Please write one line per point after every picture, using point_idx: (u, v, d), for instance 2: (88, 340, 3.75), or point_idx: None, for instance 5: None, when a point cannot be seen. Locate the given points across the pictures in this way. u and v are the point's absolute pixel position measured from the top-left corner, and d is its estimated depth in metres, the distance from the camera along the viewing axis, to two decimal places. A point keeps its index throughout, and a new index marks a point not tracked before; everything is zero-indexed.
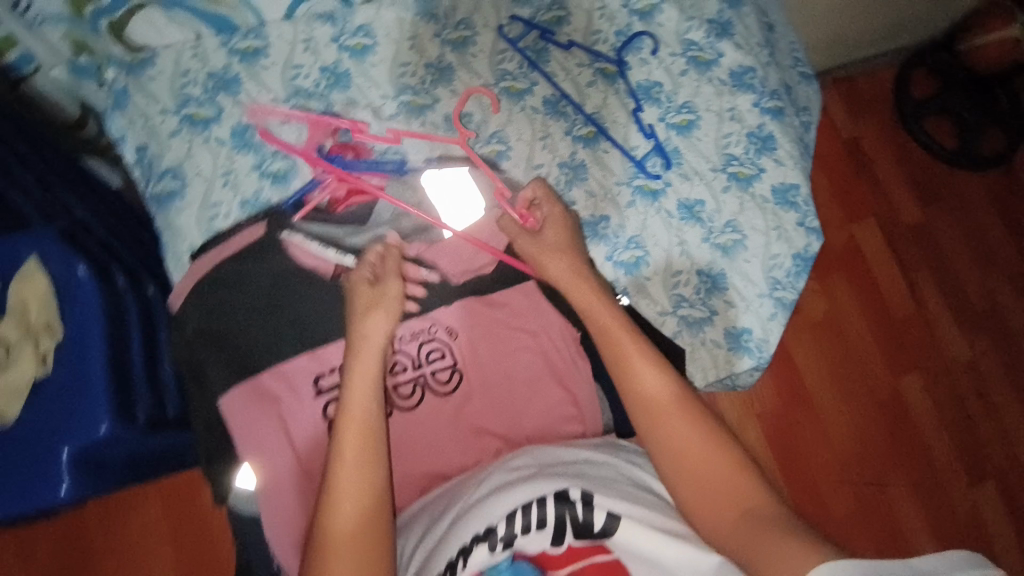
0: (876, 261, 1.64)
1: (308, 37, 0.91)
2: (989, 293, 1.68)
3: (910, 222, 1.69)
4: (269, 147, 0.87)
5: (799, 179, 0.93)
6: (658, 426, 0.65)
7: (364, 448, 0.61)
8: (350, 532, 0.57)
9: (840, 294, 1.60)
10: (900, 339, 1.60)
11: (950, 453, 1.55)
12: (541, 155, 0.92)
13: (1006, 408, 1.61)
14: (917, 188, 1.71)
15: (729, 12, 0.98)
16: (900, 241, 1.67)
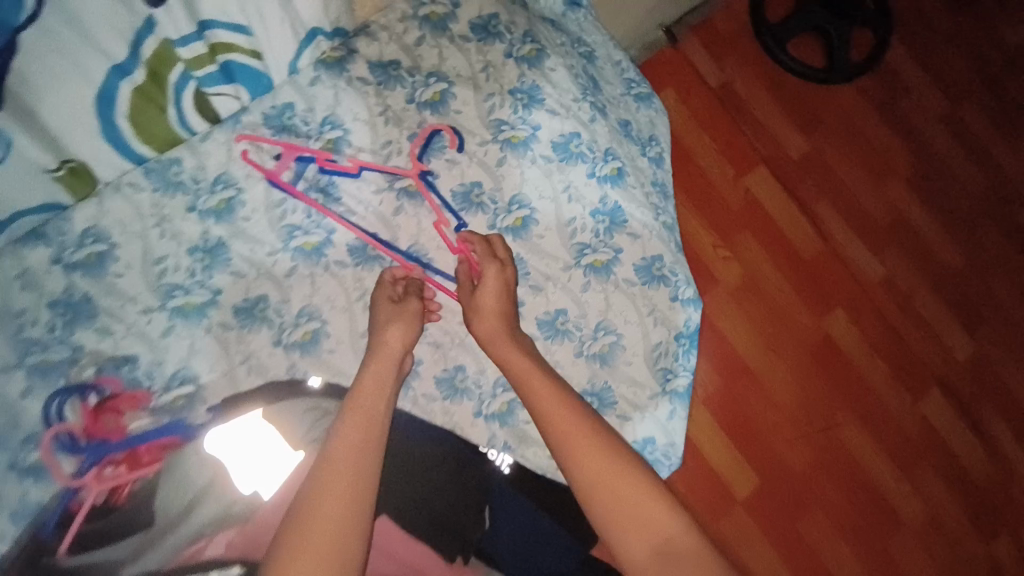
0: (776, 205, 1.42)
1: (20, 271, 0.71)
2: (887, 202, 1.46)
3: (796, 155, 1.46)
4: (16, 435, 0.67)
5: (660, 247, 0.83)
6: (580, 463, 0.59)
7: (356, 463, 0.54)
8: (332, 526, 0.49)
9: (749, 255, 1.38)
10: (812, 274, 1.39)
11: (890, 378, 1.37)
12: (364, 320, 0.77)
13: (936, 318, 1.41)
14: (791, 116, 1.47)
15: (530, 75, 0.84)
16: (791, 179, 1.44)
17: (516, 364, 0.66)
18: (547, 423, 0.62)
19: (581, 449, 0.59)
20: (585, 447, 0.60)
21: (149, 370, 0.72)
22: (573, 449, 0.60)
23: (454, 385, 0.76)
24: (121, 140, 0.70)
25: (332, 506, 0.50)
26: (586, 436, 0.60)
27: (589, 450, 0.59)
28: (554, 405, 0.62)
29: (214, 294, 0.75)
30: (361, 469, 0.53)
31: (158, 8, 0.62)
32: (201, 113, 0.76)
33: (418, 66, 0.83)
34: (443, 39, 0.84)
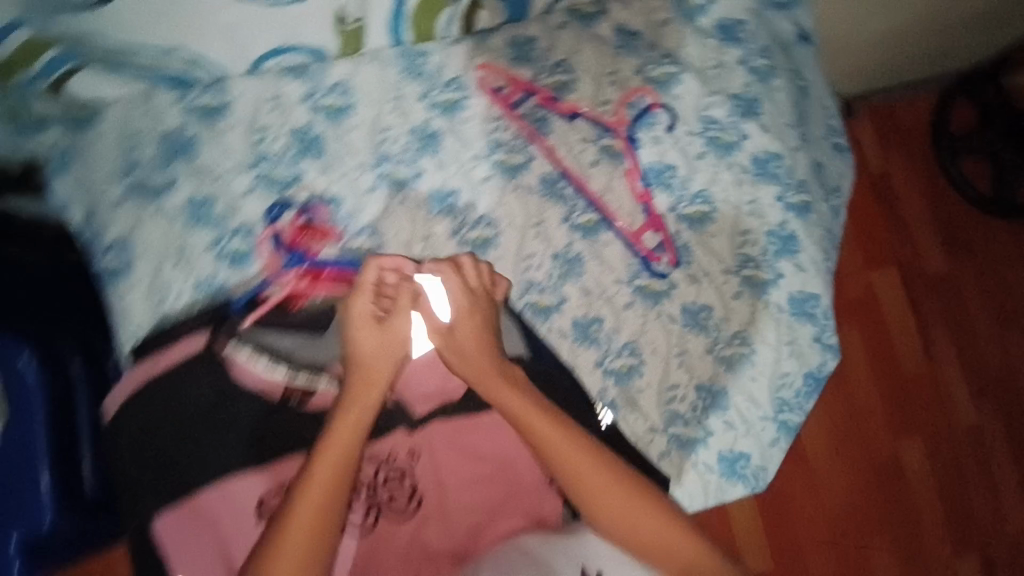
0: (893, 310, 1.38)
1: (275, 95, 0.81)
2: (1003, 357, 1.40)
3: (933, 275, 1.41)
4: (230, 223, 0.78)
5: (820, 289, 0.84)
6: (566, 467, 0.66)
7: (348, 441, 0.61)
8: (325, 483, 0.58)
9: (849, 346, 1.37)
10: (904, 394, 1.36)
11: (942, 525, 1.31)
12: (532, 244, 0.83)
13: (1006, 487, 1.35)
14: (942, 234, 1.42)
15: (757, 86, 0.87)
16: (922, 298, 1.39)
17: (505, 395, 0.68)
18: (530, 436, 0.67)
19: (578, 470, 0.66)
20: (582, 465, 0.66)
21: (347, 215, 0.80)
22: (569, 471, 0.66)
23: (587, 333, 0.81)
24: (394, 25, 0.81)
25: (311, 505, 0.57)
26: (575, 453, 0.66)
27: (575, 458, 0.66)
28: (533, 421, 0.67)
29: (417, 174, 0.83)
30: (348, 460, 0.60)
31: None
32: (463, 21, 0.83)
33: (658, 44, 0.87)
34: (687, 27, 0.88)
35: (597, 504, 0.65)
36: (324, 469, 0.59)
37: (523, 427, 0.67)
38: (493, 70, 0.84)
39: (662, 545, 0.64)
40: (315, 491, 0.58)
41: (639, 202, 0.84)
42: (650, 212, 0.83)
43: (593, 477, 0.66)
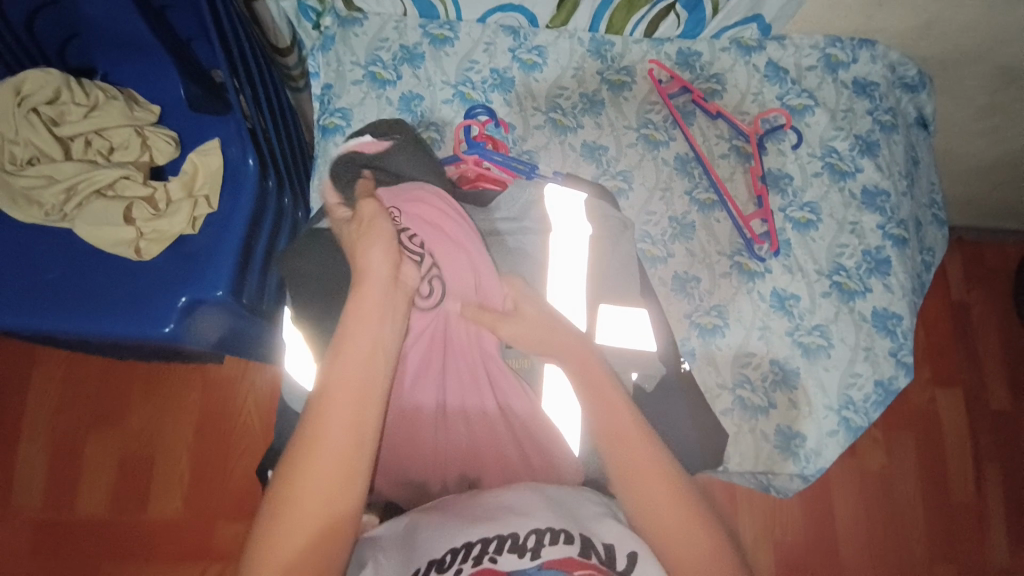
0: (953, 437, 1.36)
1: (489, 42, 1.00)
2: None
3: (997, 411, 1.39)
4: (427, 119, 0.97)
5: (903, 311, 0.93)
6: (640, 488, 0.57)
7: (360, 378, 0.54)
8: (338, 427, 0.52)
9: (899, 460, 1.33)
10: (947, 523, 1.31)
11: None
12: (654, 203, 0.97)
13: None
14: (1015, 370, 1.41)
15: (879, 134, 0.99)
16: (982, 433, 1.37)
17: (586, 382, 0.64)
18: (610, 442, 0.60)
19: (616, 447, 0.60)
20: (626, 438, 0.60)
21: (516, 139, 0.98)
22: (611, 440, 0.60)
23: (684, 286, 0.92)
24: (596, 24, 1.02)
25: (333, 418, 0.52)
26: (660, 470, 0.58)
27: (657, 479, 0.58)
28: (623, 422, 0.61)
29: (577, 126, 0.99)
30: (366, 367, 0.55)
31: None
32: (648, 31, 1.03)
33: (800, 81, 1.01)
34: (827, 76, 1.01)
35: (630, 486, 0.58)
36: (343, 379, 0.54)
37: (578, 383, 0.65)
38: (662, 65, 1.00)
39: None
40: (343, 392, 0.53)
41: (754, 194, 0.97)
42: (764, 203, 0.95)
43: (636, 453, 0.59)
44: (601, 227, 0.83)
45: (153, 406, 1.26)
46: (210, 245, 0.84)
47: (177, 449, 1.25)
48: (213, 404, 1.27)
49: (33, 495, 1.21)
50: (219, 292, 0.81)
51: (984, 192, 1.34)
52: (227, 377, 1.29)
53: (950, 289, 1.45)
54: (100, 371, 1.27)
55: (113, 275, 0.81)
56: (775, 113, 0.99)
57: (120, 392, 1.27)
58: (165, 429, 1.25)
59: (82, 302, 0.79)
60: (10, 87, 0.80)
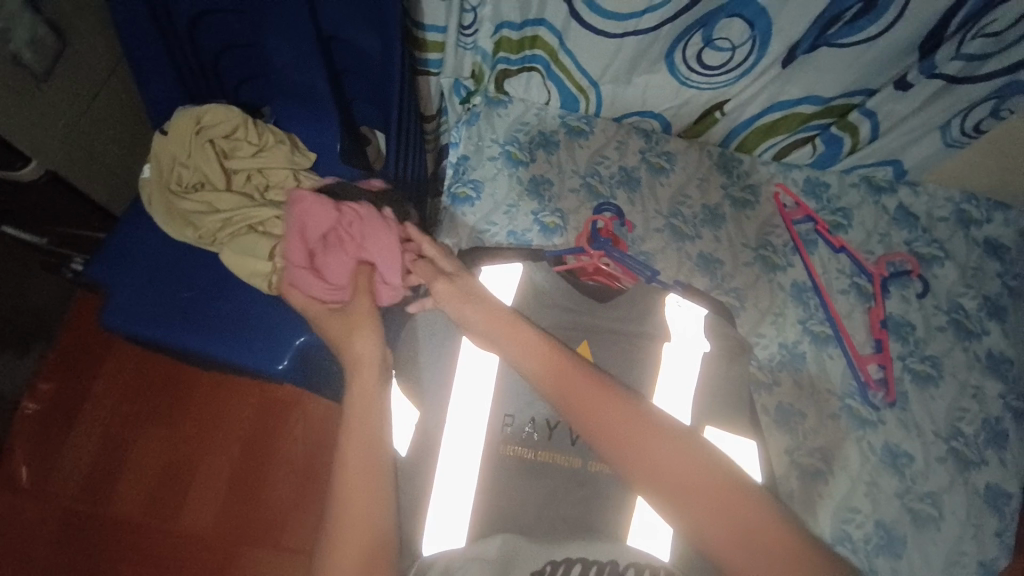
0: None
1: (622, 141, 1.04)
2: None
3: None
4: (552, 204, 0.99)
5: (1015, 489, 0.86)
6: (614, 444, 0.60)
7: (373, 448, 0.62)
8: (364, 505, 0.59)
9: None
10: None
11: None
12: (766, 327, 0.94)
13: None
14: None
15: (1008, 300, 0.96)
16: None
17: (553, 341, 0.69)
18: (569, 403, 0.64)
19: (640, 459, 0.59)
20: (601, 417, 0.62)
21: (634, 238, 0.98)
22: (629, 456, 0.59)
23: (787, 419, 0.89)
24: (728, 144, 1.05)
25: (360, 428, 0.63)
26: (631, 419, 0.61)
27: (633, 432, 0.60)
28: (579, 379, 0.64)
29: (695, 236, 1.00)
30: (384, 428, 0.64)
31: (863, 115, 0.93)
32: (779, 155, 1.04)
33: (930, 230, 0.99)
34: (959, 230, 0.99)
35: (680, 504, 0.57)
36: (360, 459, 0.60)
37: (575, 400, 0.63)
38: (790, 191, 1.01)
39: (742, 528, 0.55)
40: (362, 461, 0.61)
41: (874, 336, 0.93)
42: (883, 348, 0.91)
43: (668, 464, 0.58)
44: (717, 345, 0.83)
45: (209, 413, 1.18)
46: None
47: (219, 465, 1.15)
48: (267, 419, 1.18)
49: (68, 483, 1.12)
50: None
51: None
52: (281, 396, 1.20)
53: None
54: (163, 369, 1.20)
55: (248, 302, 0.85)
56: (902, 259, 0.97)
57: (176, 391, 1.19)
58: (214, 436, 1.17)
59: (210, 325, 0.83)
60: (192, 117, 0.86)
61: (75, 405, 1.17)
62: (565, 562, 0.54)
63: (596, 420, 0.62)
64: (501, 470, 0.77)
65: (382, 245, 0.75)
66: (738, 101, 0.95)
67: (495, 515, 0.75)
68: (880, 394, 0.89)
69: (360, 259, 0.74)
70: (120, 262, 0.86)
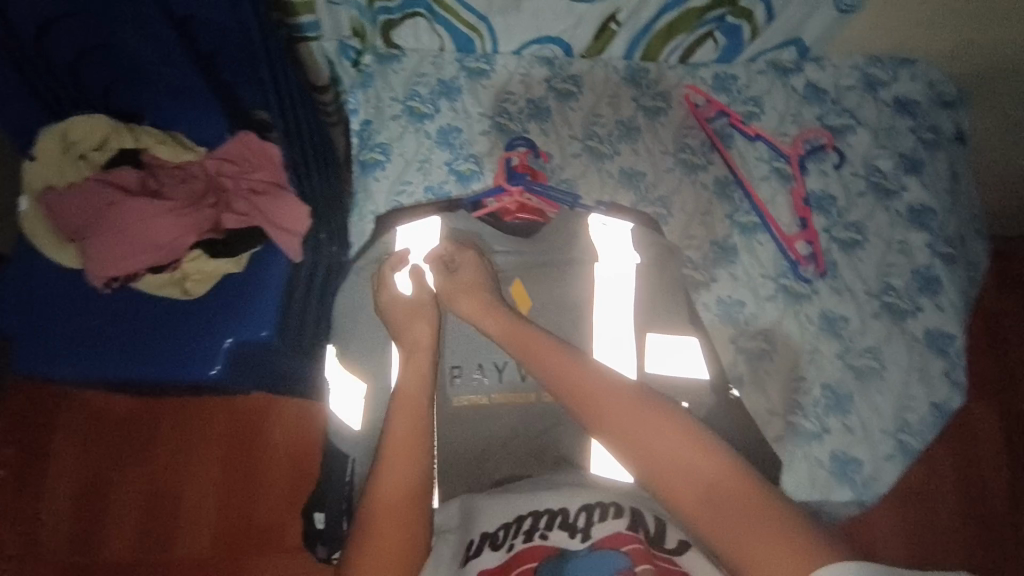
0: None
1: (525, 73, 1.02)
2: None
3: None
4: (466, 151, 0.99)
5: (956, 330, 0.91)
6: (620, 436, 0.59)
7: (412, 448, 0.64)
8: (396, 498, 0.61)
9: None
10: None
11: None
12: (696, 228, 0.96)
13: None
14: None
15: (923, 152, 0.98)
16: None
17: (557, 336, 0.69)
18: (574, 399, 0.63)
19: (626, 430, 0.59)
20: (609, 412, 0.61)
21: (554, 168, 0.99)
22: (636, 452, 0.58)
23: (728, 311, 0.92)
24: (631, 54, 1.03)
25: (403, 430, 0.65)
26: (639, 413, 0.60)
27: (640, 425, 0.59)
28: (589, 377, 0.64)
29: (614, 153, 1.00)
30: (420, 417, 0.66)
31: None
32: (684, 56, 1.02)
33: (839, 100, 1.00)
34: (868, 95, 1.00)
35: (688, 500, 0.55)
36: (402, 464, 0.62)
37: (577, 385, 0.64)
38: (699, 90, 1.00)
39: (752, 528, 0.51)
40: (394, 462, 0.63)
41: (797, 215, 0.95)
42: (808, 225, 0.94)
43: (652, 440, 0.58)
44: (647, 255, 0.84)
45: (181, 439, 1.18)
46: (251, 285, 0.92)
47: (204, 486, 1.16)
48: (239, 433, 1.19)
49: (57, 533, 1.13)
50: (265, 332, 0.90)
51: None
52: (249, 408, 1.20)
53: None
54: (126, 404, 1.20)
55: (170, 318, 0.90)
56: (814, 135, 0.98)
57: (144, 424, 1.19)
58: (191, 459, 1.18)
59: (139, 346, 0.88)
60: (59, 137, 0.89)
61: (45, 458, 1.17)
62: (516, 522, 0.63)
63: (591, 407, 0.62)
64: (460, 417, 0.81)
65: (248, 204, 0.92)
66: (627, 8, 0.93)
67: (462, 457, 0.80)
68: (810, 267, 0.93)
69: (228, 213, 0.91)
70: (40, 304, 0.89)
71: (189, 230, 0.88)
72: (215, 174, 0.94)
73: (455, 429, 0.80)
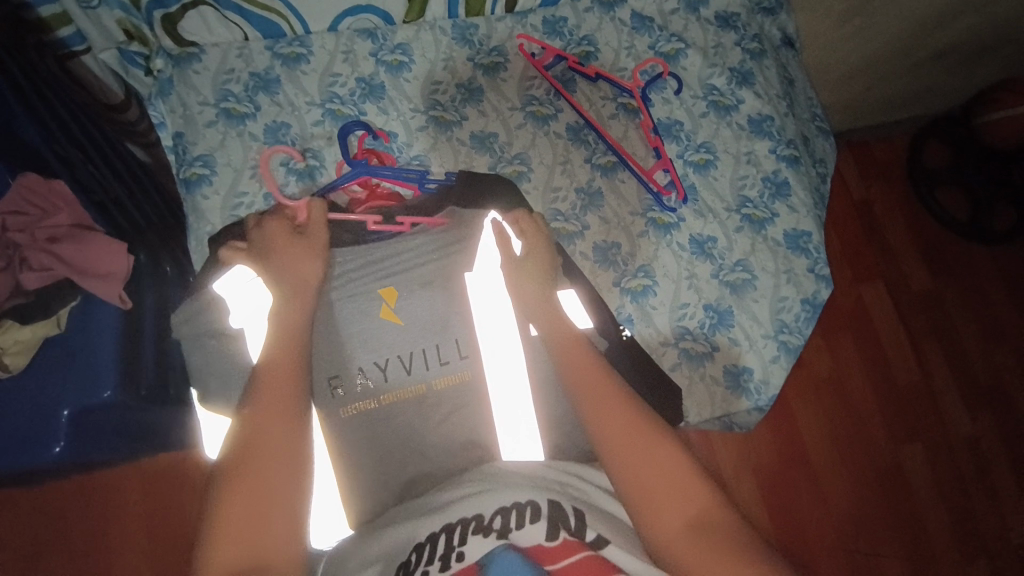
0: (883, 325, 1.44)
1: (348, 50, 0.93)
2: (992, 369, 1.44)
3: (915, 290, 1.47)
4: (301, 146, 0.89)
5: (811, 226, 0.96)
6: (596, 407, 0.63)
7: (276, 424, 0.59)
8: (256, 481, 0.55)
9: (842, 356, 1.40)
10: (891, 400, 1.39)
11: (943, 531, 1.33)
12: (559, 178, 0.94)
13: (1005, 491, 1.36)
14: (924, 251, 1.50)
15: (751, 63, 1.01)
16: (908, 313, 1.45)
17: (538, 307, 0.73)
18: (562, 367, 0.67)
19: (617, 423, 0.62)
20: (592, 385, 0.65)
21: (401, 147, 0.93)
22: (607, 432, 0.61)
23: (606, 256, 0.92)
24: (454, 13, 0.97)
25: (270, 407, 0.60)
26: (613, 389, 0.64)
27: (615, 401, 0.63)
28: (577, 356, 0.68)
29: (461, 119, 0.95)
30: (289, 400, 0.61)
31: None
32: (507, 5, 0.98)
33: (667, 27, 1.01)
34: (691, 17, 1.01)
35: (641, 487, 0.57)
36: (263, 440, 0.58)
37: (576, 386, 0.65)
38: (532, 38, 0.97)
39: (700, 530, 0.54)
40: (253, 445, 0.57)
41: (651, 147, 0.96)
42: (661, 154, 0.95)
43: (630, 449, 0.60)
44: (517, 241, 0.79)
45: (94, 518, 1.10)
46: (80, 344, 0.82)
47: (134, 562, 1.08)
48: (157, 495, 1.11)
49: None
50: (107, 393, 0.80)
51: (859, 96, 1.41)
52: (161, 466, 1.12)
53: (848, 190, 1.53)
54: (16, 497, 1.09)
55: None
56: (653, 63, 0.98)
57: (46, 514, 1.09)
58: (110, 536, 1.09)
59: None
60: None
61: None
62: (428, 544, 0.56)
63: (584, 397, 0.64)
64: (350, 430, 0.72)
65: (48, 257, 0.78)
66: None
67: (367, 473, 0.72)
68: (672, 195, 0.94)
69: (25, 272, 0.78)
70: None
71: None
72: (2, 232, 0.79)
73: (349, 447, 0.72)
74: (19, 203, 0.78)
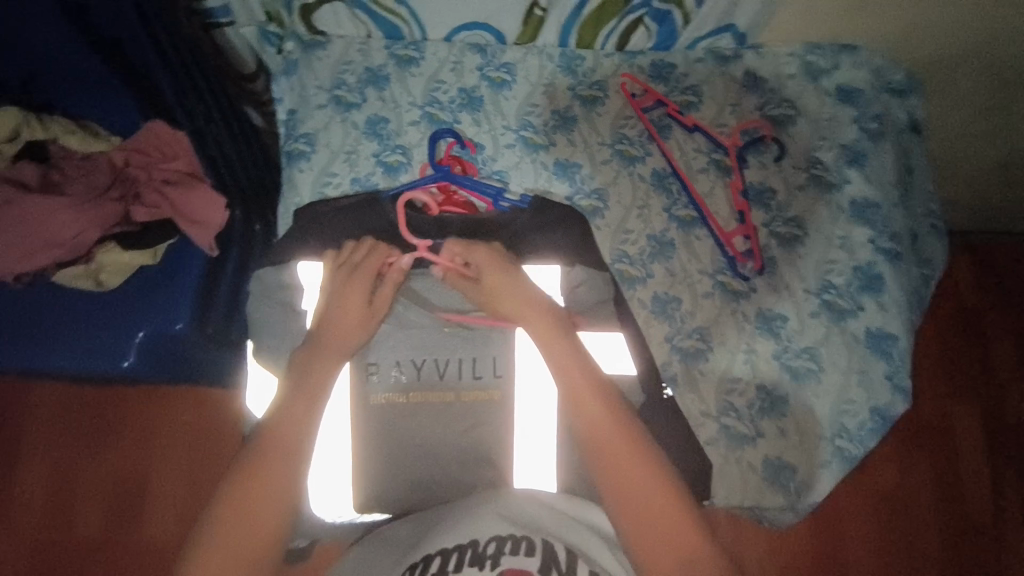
0: (968, 455, 1.27)
1: (457, 61, 0.97)
2: None
3: (1015, 426, 1.30)
4: (394, 142, 0.94)
5: (899, 330, 0.87)
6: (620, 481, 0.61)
7: (293, 444, 0.64)
8: (258, 499, 0.60)
9: (912, 475, 1.25)
10: (963, 541, 1.22)
11: None
12: (634, 220, 0.93)
13: None
14: None
15: (866, 143, 0.94)
16: (1001, 449, 1.28)
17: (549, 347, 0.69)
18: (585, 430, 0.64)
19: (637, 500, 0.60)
20: (616, 453, 0.62)
21: (486, 160, 0.95)
22: (633, 507, 0.60)
23: (665, 308, 0.88)
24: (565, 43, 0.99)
25: (285, 426, 0.64)
26: (638, 464, 0.61)
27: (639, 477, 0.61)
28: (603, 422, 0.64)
29: (549, 144, 0.96)
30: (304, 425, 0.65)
31: None
32: (619, 43, 0.99)
33: (780, 90, 0.97)
34: (809, 84, 0.97)
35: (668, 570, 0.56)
36: (275, 461, 0.62)
37: (586, 437, 0.64)
38: (636, 78, 0.96)
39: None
40: (268, 460, 0.62)
41: (736, 209, 0.92)
42: (745, 219, 0.91)
43: (634, 497, 0.60)
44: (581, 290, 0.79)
45: (143, 429, 1.19)
46: (167, 276, 0.91)
47: (167, 477, 1.17)
48: (200, 422, 1.19)
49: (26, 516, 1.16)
50: (179, 325, 0.88)
51: (988, 199, 1.27)
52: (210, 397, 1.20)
53: (955, 297, 1.37)
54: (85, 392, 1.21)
55: (90, 310, 0.89)
56: (756, 125, 0.95)
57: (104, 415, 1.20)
58: (153, 449, 1.19)
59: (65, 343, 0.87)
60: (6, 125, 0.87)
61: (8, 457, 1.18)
62: (422, 562, 0.56)
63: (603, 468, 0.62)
64: (373, 419, 0.74)
65: (157, 195, 0.89)
66: None
67: (382, 466, 0.74)
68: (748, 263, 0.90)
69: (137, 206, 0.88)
70: None
71: (93, 225, 0.84)
72: (124, 167, 0.90)
73: (369, 435, 0.74)
74: (143, 146, 0.91)
